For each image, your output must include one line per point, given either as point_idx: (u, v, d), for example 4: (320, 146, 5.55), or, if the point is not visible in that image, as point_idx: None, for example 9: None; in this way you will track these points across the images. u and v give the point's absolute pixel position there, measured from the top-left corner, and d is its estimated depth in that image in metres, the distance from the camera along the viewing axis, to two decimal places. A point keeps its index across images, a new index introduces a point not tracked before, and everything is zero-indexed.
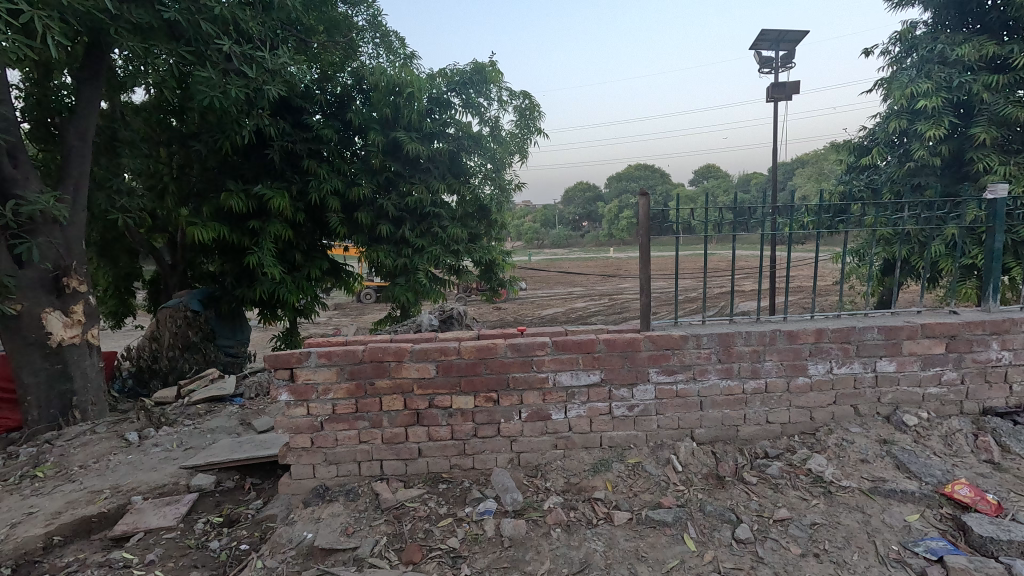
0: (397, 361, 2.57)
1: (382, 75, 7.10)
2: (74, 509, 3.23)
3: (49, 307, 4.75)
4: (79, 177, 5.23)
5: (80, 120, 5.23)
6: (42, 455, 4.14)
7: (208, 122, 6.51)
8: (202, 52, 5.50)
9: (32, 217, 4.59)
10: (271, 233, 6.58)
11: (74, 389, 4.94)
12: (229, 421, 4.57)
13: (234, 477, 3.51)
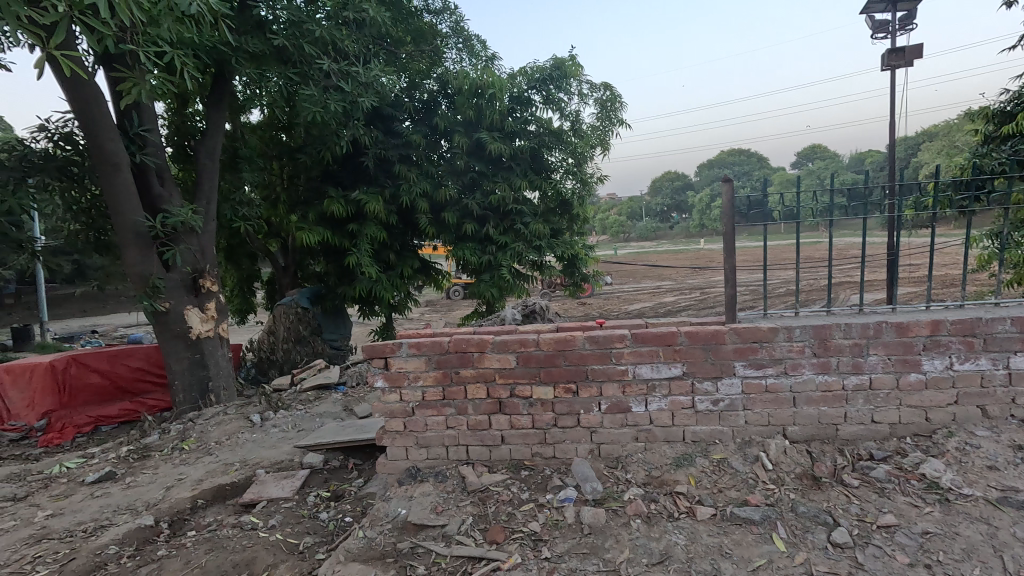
0: (480, 351, 2.71)
1: (466, 79, 7.37)
2: (213, 477, 3.76)
3: (190, 305, 5.52)
4: (210, 190, 6.00)
5: (210, 141, 6.00)
6: (187, 431, 4.84)
7: (312, 136, 7.16)
8: (306, 73, 6.07)
9: (176, 228, 5.37)
10: (367, 234, 7.11)
11: (210, 375, 5.70)
12: (334, 407, 5.04)
13: (339, 457, 3.88)
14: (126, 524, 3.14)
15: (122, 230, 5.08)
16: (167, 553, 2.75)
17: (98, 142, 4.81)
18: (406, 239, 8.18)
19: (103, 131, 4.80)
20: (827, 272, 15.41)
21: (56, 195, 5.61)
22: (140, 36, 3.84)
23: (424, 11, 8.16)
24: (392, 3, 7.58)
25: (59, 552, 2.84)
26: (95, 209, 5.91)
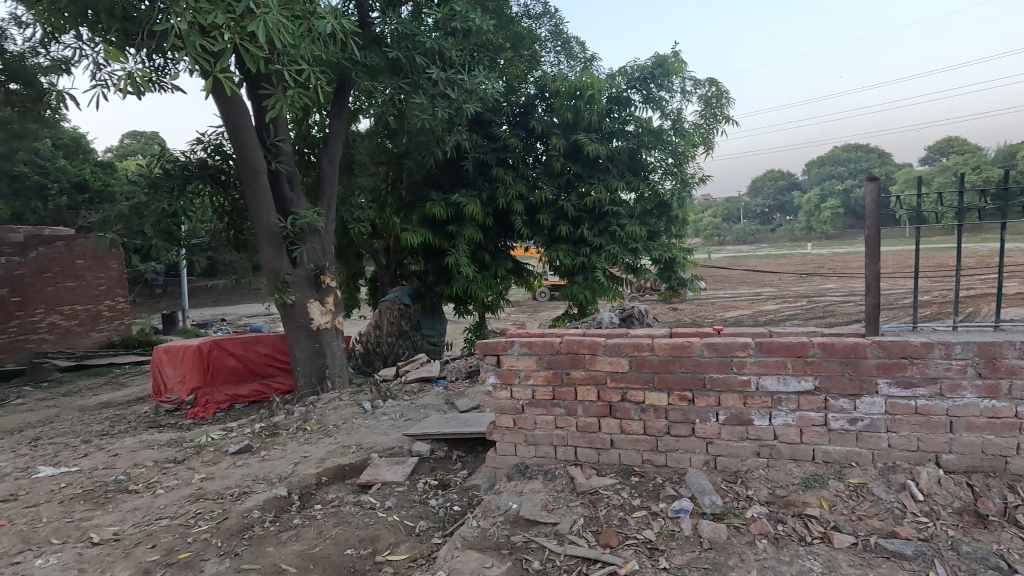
0: (592, 353, 2.72)
1: (565, 82, 7.40)
2: (334, 458, 4.10)
3: (312, 298, 6.07)
4: (331, 194, 6.54)
5: (331, 149, 6.54)
6: (308, 413, 5.32)
7: (418, 142, 7.57)
8: (416, 83, 6.41)
9: (303, 228, 5.92)
10: (466, 236, 7.39)
11: (327, 363, 6.21)
12: (436, 400, 5.29)
13: (443, 448, 4.07)
14: (266, 492, 3.51)
15: (260, 230, 5.71)
16: (301, 522, 3.04)
17: (244, 153, 5.45)
18: (501, 241, 8.37)
19: (248, 143, 5.44)
20: (962, 281, 13.61)
21: (208, 197, 6.51)
22: (284, 57, 4.31)
23: (523, 17, 8.31)
24: (494, 11, 7.80)
25: (215, 511, 3.24)
26: (238, 213, 6.76)
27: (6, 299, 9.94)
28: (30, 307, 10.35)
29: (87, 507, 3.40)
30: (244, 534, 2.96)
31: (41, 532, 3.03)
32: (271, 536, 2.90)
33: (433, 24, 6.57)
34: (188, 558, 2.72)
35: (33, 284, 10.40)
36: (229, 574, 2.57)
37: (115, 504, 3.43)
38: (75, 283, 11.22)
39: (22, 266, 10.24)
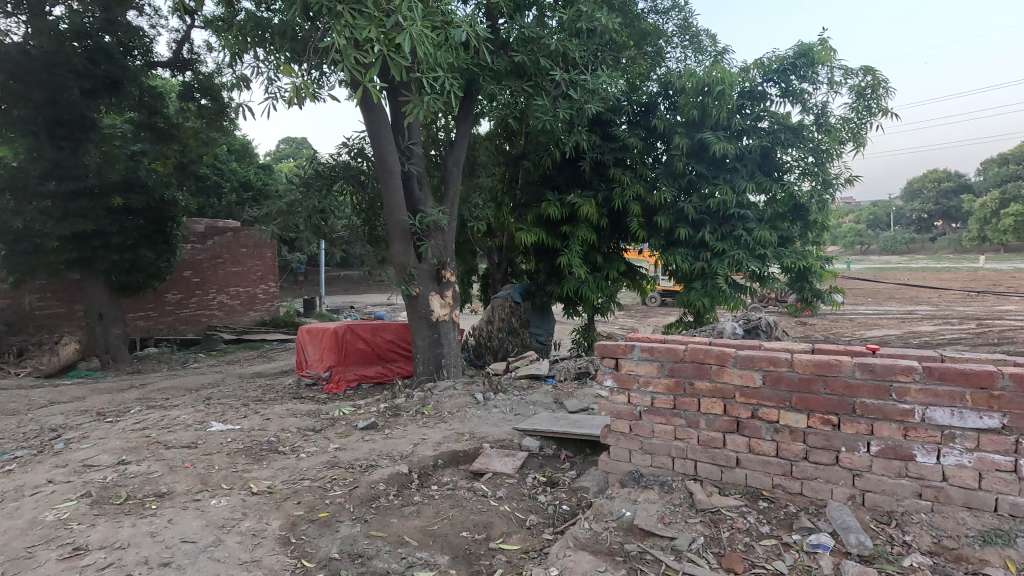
0: (719, 364, 2.58)
1: (692, 77, 7.04)
2: (449, 443, 4.32)
3: (433, 291, 6.45)
4: (454, 194, 6.87)
5: (456, 151, 6.87)
6: (426, 398, 5.67)
7: (537, 143, 7.69)
8: (539, 85, 6.53)
9: (428, 226, 6.30)
10: (579, 236, 7.36)
11: (443, 353, 6.56)
12: (545, 398, 5.36)
13: (552, 446, 4.12)
14: (389, 467, 3.80)
15: (391, 226, 6.19)
16: (421, 500, 3.26)
17: (381, 155, 5.95)
18: (615, 242, 8.21)
19: (385, 146, 5.92)
20: None
21: (349, 197, 7.22)
22: (423, 65, 4.64)
23: (650, 12, 8.04)
24: (619, 9, 7.65)
25: (347, 479, 3.59)
26: (372, 210, 7.40)
27: (190, 279, 11.90)
28: (207, 287, 12.29)
29: (247, 461, 3.96)
30: (372, 503, 3.23)
31: (214, 477, 3.58)
32: (395, 508, 3.14)
33: (559, 25, 6.61)
34: (327, 517, 3.04)
35: (209, 267, 12.33)
36: (361, 537, 2.82)
37: (268, 462, 3.94)
38: (239, 269, 13.11)
39: (202, 252, 12.19)
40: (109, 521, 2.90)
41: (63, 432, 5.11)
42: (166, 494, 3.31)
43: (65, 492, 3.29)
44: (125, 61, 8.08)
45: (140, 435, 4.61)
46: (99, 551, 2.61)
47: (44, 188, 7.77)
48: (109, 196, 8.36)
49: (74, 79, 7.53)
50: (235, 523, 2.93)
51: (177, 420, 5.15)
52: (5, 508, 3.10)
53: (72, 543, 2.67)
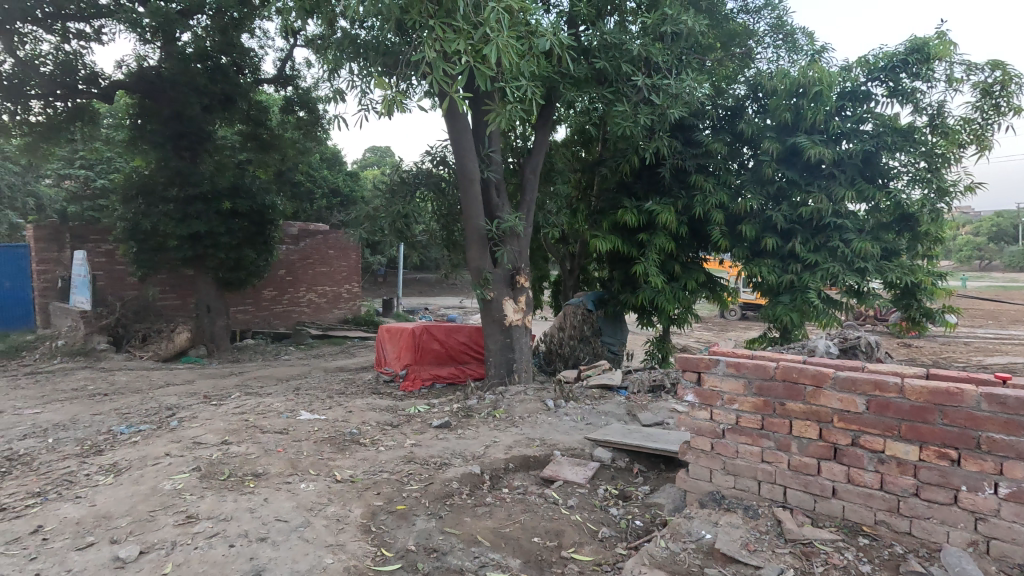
0: (815, 385, 2.46)
1: (784, 79, 6.64)
2: (520, 447, 4.34)
3: (507, 296, 6.54)
4: (530, 200, 6.94)
5: (534, 158, 6.93)
6: (498, 402, 5.74)
7: (615, 149, 7.58)
8: (620, 91, 6.46)
9: (505, 232, 6.41)
10: (657, 244, 7.17)
11: (515, 357, 6.62)
12: (618, 409, 5.25)
13: (624, 459, 4.03)
14: (463, 467, 3.88)
15: (470, 232, 6.36)
16: (494, 501, 3.31)
17: (462, 162, 6.13)
18: (695, 252, 7.88)
19: (467, 154, 6.11)
20: None
21: (430, 203, 7.51)
22: (506, 75, 4.75)
23: (739, 12, 7.69)
24: (706, 10, 7.41)
25: (422, 475, 3.71)
26: (451, 216, 7.63)
27: (284, 278, 12.89)
28: (298, 285, 13.24)
29: (331, 450, 4.21)
30: (446, 500, 3.32)
31: (303, 463, 3.84)
32: (469, 508, 3.21)
33: (640, 30, 6.50)
34: (404, 510, 3.16)
35: (301, 267, 13.28)
36: (435, 533, 2.91)
37: (350, 452, 4.17)
38: (327, 269, 13.96)
39: (295, 253, 13.18)
40: (216, 494, 3.20)
41: (177, 412, 5.71)
42: (262, 475, 3.60)
43: (179, 465, 3.67)
44: (237, 79, 8.95)
45: (240, 418, 5.05)
46: (207, 521, 2.88)
47: (168, 194, 8.77)
48: (220, 200, 9.26)
49: (196, 96, 8.46)
50: (322, 507, 3.13)
51: (270, 408, 5.57)
52: (132, 475, 3.51)
53: (185, 511, 2.97)
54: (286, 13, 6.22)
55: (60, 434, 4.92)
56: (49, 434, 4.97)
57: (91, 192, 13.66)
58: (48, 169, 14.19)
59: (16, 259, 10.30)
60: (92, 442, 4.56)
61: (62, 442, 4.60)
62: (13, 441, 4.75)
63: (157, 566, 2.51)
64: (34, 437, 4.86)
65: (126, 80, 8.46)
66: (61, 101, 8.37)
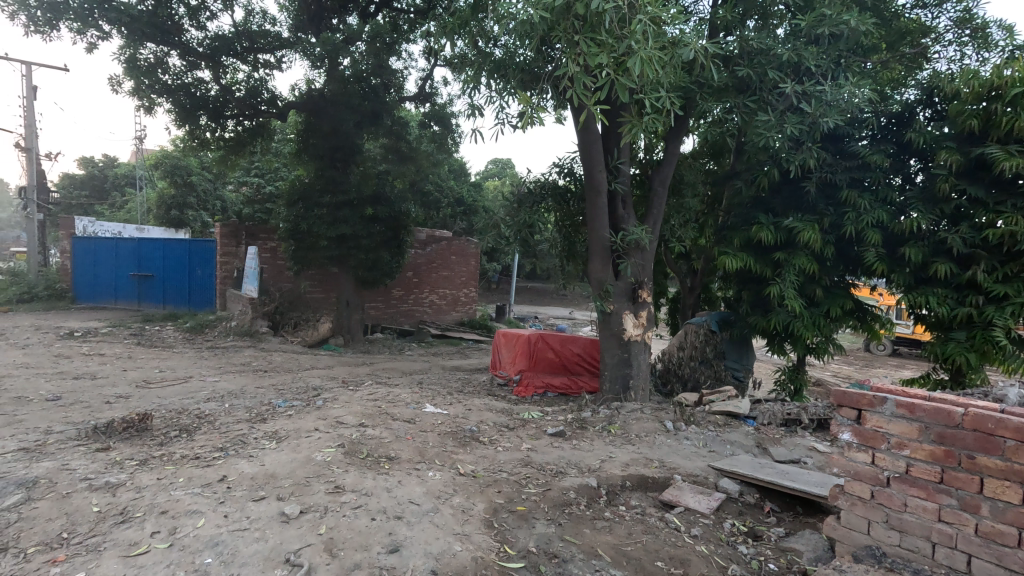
0: (1018, 441, 2.19)
1: (972, 80, 5.73)
2: (637, 466, 4.20)
3: (627, 311, 6.38)
4: (658, 214, 6.67)
5: (664, 170, 6.64)
6: (613, 416, 5.56)
7: (751, 161, 7.08)
8: (764, 100, 6.05)
9: (630, 245, 6.28)
10: (796, 265, 6.50)
11: (631, 374, 6.43)
12: (745, 439, 4.88)
13: (754, 494, 3.75)
14: (579, 477, 3.86)
15: (594, 244, 6.34)
16: (612, 518, 3.31)
17: (592, 175, 6.13)
18: (841, 275, 7.04)
19: (597, 167, 6.10)
20: None
21: (553, 214, 7.63)
22: (644, 87, 4.74)
23: (911, 7, 6.79)
24: (871, 8, 6.65)
25: (539, 480, 3.77)
26: (571, 226, 7.67)
27: (410, 279, 13.92)
28: (422, 286, 14.18)
29: (454, 443, 4.44)
30: (564, 509, 3.38)
31: (430, 453, 4.10)
32: (587, 520, 3.25)
33: (789, 32, 6.03)
34: (524, 511, 3.26)
35: (426, 270, 14.23)
36: (555, 539, 2.99)
37: (471, 448, 4.37)
38: (449, 273, 14.75)
39: (421, 257, 14.16)
40: (358, 470, 3.55)
41: (321, 392, 6.41)
42: (394, 458, 3.92)
43: (326, 439, 4.10)
44: (385, 97, 9.89)
45: (374, 405, 5.53)
46: (352, 493, 3.21)
47: (324, 200, 9.96)
48: (364, 206, 10.31)
49: (351, 113, 9.52)
50: (449, 496, 3.32)
51: (399, 398, 6.03)
52: (290, 443, 4.00)
53: (334, 482, 3.34)
54: (431, 37, 6.74)
55: (234, 401, 5.79)
56: (225, 400, 5.87)
57: (262, 197, 15.95)
58: (232, 177, 16.84)
59: (205, 251, 12.31)
60: (258, 411, 5.30)
61: (235, 408, 5.41)
62: (200, 403, 5.69)
63: (315, 526, 2.85)
64: (215, 401, 5.77)
65: (297, 101, 9.78)
66: (249, 120, 9.92)
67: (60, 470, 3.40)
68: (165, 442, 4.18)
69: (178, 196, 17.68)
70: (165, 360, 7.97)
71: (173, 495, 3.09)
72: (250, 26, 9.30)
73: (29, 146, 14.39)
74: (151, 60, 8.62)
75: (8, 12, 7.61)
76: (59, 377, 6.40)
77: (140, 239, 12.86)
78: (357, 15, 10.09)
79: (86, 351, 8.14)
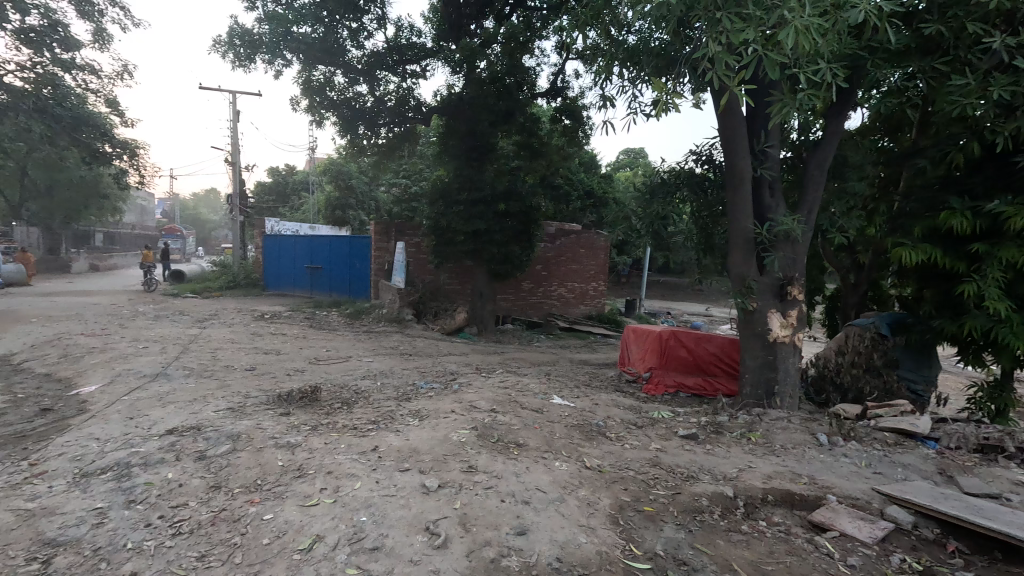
0: None
1: None
2: (783, 480, 3.81)
3: (774, 309, 5.79)
4: (813, 200, 5.90)
5: (822, 151, 5.87)
6: (754, 423, 5.11)
7: (941, 134, 5.92)
8: (961, 61, 5.01)
9: (778, 236, 5.68)
10: (1001, 258, 5.24)
11: (777, 379, 5.83)
12: (923, 464, 4.16)
13: (933, 530, 3.21)
14: (712, 485, 3.63)
15: (735, 235, 5.84)
16: (751, 533, 3.10)
17: (733, 160, 5.67)
18: None
19: (740, 151, 5.62)
20: None
21: (689, 204, 7.19)
22: (800, 59, 4.21)
23: None
24: None
25: (669, 482, 3.63)
26: (710, 216, 7.16)
27: (540, 272, 14.19)
28: (551, 280, 14.38)
29: (580, 436, 4.46)
30: (695, 516, 3.23)
31: (557, 444, 4.17)
32: (721, 531, 3.09)
33: None
34: (651, 513, 3.19)
35: (555, 264, 14.39)
36: (685, 545, 2.90)
37: (598, 443, 4.36)
38: (577, 267, 14.76)
39: (551, 250, 14.32)
40: (489, 454, 3.76)
41: (457, 377, 6.90)
42: (523, 445, 4.06)
43: (461, 421, 4.39)
44: (518, 95, 10.19)
45: (505, 392, 5.78)
46: (483, 474, 3.42)
47: (461, 198, 10.61)
48: (497, 202, 10.66)
49: (486, 113, 9.97)
50: (575, 487, 3.37)
51: (527, 387, 6.21)
52: (430, 422, 4.37)
53: (468, 462, 3.58)
54: (563, 31, 6.76)
55: (385, 380, 6.50)
56: (378, 378, 6.60)
57: (408, 196, 17.49)
58: (385, 179, 18.71)
59: (362, 246, 13.88)
60: (404, 390, 5.88)
61: (385, 386, 6.06)
62: (358, 379, 6.49)
63: (450, 500, 3.09)
64: (369, 379, 6.53)
65: (439, 105, 10.52)
66: (398, 127, 10.91)
67: (255, 428, 4.13)
68: (331, 412, 4.85)
69: (341, 198, 20.20)
70: (331, 341, 9.22)
71: (337, 459, 3.58)
72: (400, 40, 10.19)
73: (235, 160, 17.51)
74: (323, 80, 9.94)
75: (221, 52, 9.37)
76: (255, 351, 7.76)
77: (312, 236, 14.92)
78: (493, 18, 10.47)
79: (274, 330, 9.73)
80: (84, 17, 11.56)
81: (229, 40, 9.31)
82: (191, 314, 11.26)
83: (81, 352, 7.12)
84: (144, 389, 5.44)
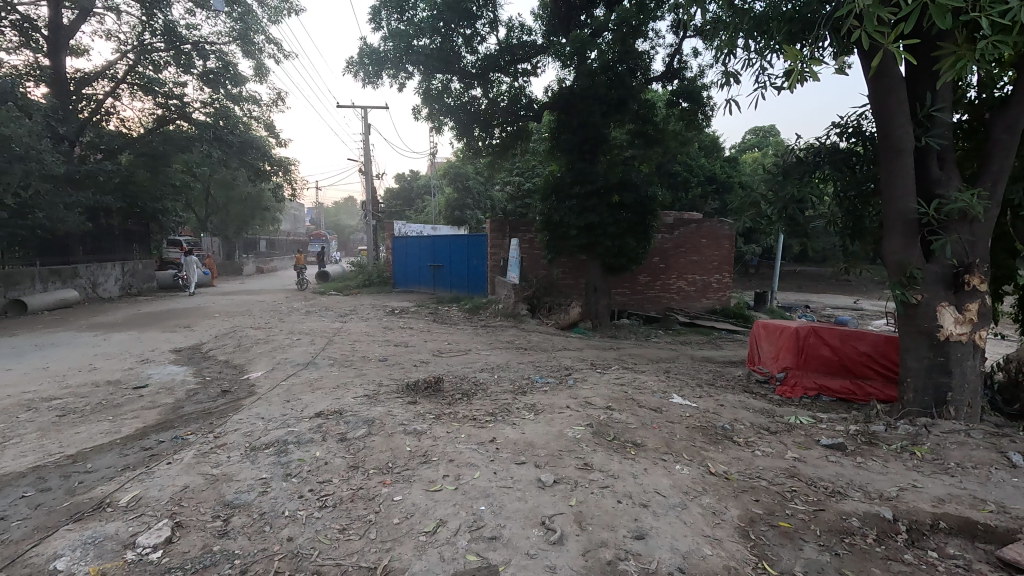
0: None
1: None
2: (959, 505, 3.21)
3: (946, 302, 4.89)
4: (999, 171, 4.86)
5: (1012, 111, 4.81)
6: (919, 435, 4.38)
7: None
8: None
9: (949, 215, 4.79)
10: None
11: (950, 385, 4.92)
12: None
13: None
14: (865, 504, 3.19)
15: (891, 216, 5.03)
16: (917, 565, 2.66)
17: (889, 129, 4.88)
18: None
19: (898, 118, 4.81)
20: None
21: (832, 183, 6.35)
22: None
23: None
24: None
25: (810, 497, 3.26)
26: (859, 196, 6.25)
27: (657, 264, 13.58)
28: (669, 273, 13.70)
29: (704, 439, 4.18)
30: (843, 537, 2.86)
31: (676, 446, 3.96)
32: (877, 558, 2.70)
33: None
34: (788, 529, 2.90)
35: (674, 256, 13.67)
36: (830, 570, 2.59)
37: (724, 447, 4.06)
38: (698, 258, 13.89)
39: (669, 241, 13.62)
40: (605, 452, 3.68)
41: (572, 372, 6.88)
42: (641, 445, 3.92)
43: (575, 417, 4.36)
44: (631, 82, 9.84)
45: (621, 389, 5.63)
46: (600, 472, 3.36)
47: (574, 192, 10.55)
48: (610, 194, 10.41)
49: (598, 104, 9.79)
50: (698, 494, 3.17)
51: (645, 385, 5.98)
52: (545, 417, 4.41)
53: (584, 459, 3.55)
54: (679, 8, 6.38)
55: (502, 373, 6.71)
56: (495, 371, 6.85)
57: (521, 193, 17.83)
58: (500, 178, 19.30)
59: (479, 243, 14.43)
60: (520, 384, 6.02)
61: (502, 379, 6.26)
62: (477, 372, 6.79)
63: (566, 496, 3.09)
64: (488, 372, 6.79)
65: (550, 101, 10.53)
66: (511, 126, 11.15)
67: (387, 414, 4.51)
68: (453, 402, 5.11)
69: (459, 199, 21.24)
70: (451, 334, 9.73)
71: (458, 448, 3.77)
72: (512, 40, 10.39)
73: (367, 169, 19.26)
74: (440, 88, 10.51)
75: (353, 72, 10.34)
76: (387, 344, 8.48)
77: (433, 236, 15.89)
78: (604, 6, 10.24)
79: (402, 324, 10.54)
80: (248, 55, 13.54)
81: (360, 59, 10.20)
82: (334, 309, 12.61)
83: (250, 343, 8.35)
84: (297, 376, 6.22)
